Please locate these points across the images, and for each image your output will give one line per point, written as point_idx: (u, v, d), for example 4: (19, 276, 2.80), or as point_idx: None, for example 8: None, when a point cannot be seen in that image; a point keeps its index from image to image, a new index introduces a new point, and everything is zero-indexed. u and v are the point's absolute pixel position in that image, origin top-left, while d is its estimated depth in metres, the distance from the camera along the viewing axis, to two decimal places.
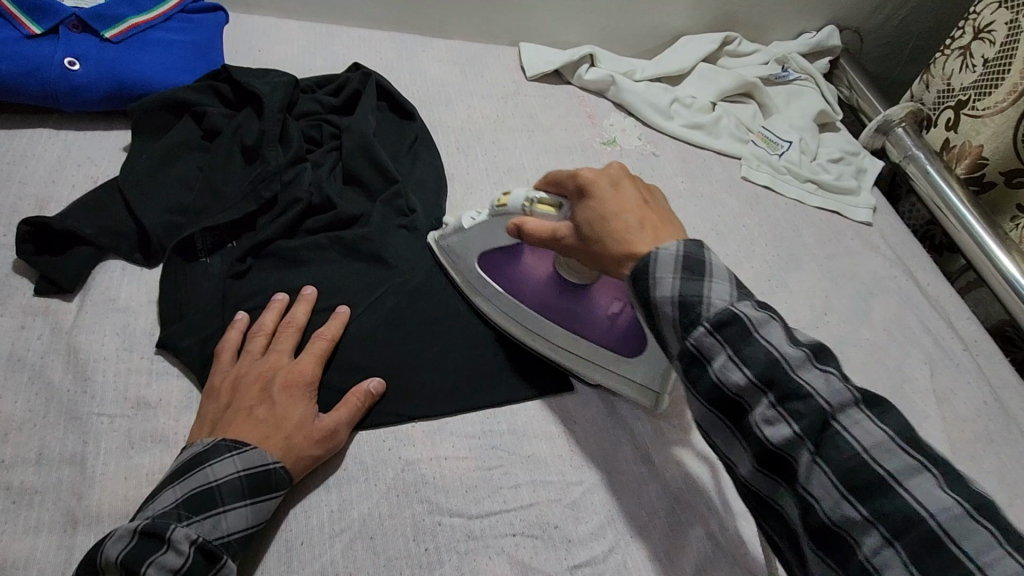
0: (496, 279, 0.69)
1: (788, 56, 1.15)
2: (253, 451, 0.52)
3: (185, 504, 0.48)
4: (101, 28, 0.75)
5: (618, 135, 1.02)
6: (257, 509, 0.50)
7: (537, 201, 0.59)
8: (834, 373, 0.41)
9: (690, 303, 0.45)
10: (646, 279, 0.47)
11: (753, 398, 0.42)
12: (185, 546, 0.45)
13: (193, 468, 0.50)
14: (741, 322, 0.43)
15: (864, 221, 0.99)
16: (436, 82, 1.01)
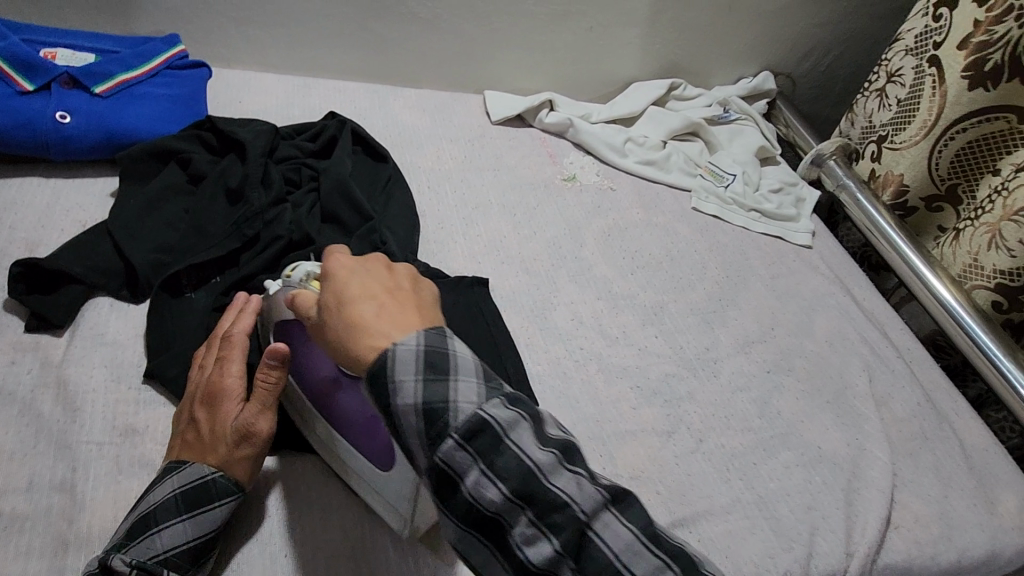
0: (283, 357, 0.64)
1: (728, 99, 1.27)
2: (186, 471, 0.55)
3: (129, 531, 0.52)
4: (91, 84, 0.80)
5: (577, 172, 1.11)
6: (198, 521, 0.53)
7: (311, 278, 0.60)
8: (582, 474, 0.44)
9: (436, 411, 0.43)
10: (386, 382, 0.44)
11: (511, 514, 0.42)
12: (123, 569, 0.48)
13: (140, 499, 0.54)
14: (490, 430, 0.42)
15: (805, 244, 1.08)
16: (407, 128, 1.09)
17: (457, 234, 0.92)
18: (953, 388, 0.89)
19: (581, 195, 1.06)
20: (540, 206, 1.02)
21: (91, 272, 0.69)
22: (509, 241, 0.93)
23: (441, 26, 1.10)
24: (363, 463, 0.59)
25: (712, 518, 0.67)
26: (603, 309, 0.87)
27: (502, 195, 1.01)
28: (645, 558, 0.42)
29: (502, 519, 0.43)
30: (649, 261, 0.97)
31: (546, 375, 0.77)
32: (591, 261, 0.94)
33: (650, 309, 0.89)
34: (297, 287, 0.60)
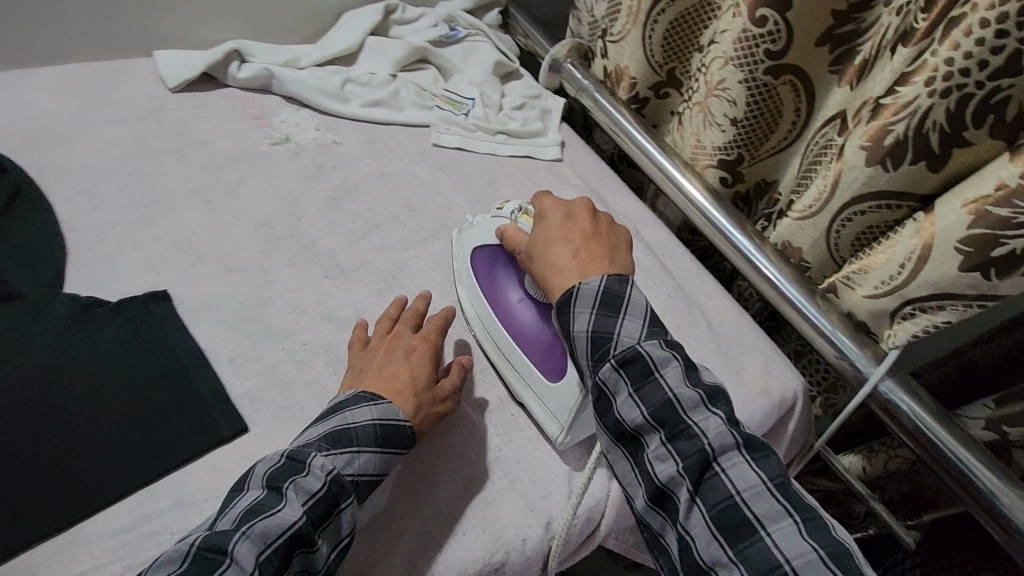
0: (478, 280, 0.74)
1: (454, 15, 1.15)
2: (387, 406, 0.59)
3: (329, 438, 0.55)
4: None
5: (291, 131, 0.95)
6: (382, 460, 0.56)
7: (523, 212, 0.73)
8: (719, 415, 0.52)
9: (601, 339, 0.58)
10: (568, 311, 0.60)
11: (648, 434, 0.53)
12: (322, 473, 0.51)
13: (334, 413, 0.57)
14: (643, 361, 0.55)
15: (554, 157, 1.04)
16: (46, 119, 0.84)
17: (128, 243, 0.73)
18: (700, 270, 0.92)
19: (298, 158, 0.91)
20: (244, 183, 0.84)
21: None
22: (202, 235, 0.76)
23: None
24: (532, 373, 0.67)
25: (467, 492, 0.62)
26: (331, 289, 0.75)
27: (190, 180, 0.83)
28: (767, 501, 0.48)
29: (640, 437, 0.54)
30: (385, 218, 0.86)
31: (260, 390, 0.64)
32: (313, 236, 0.80)
33: (388, 273, 0.79)
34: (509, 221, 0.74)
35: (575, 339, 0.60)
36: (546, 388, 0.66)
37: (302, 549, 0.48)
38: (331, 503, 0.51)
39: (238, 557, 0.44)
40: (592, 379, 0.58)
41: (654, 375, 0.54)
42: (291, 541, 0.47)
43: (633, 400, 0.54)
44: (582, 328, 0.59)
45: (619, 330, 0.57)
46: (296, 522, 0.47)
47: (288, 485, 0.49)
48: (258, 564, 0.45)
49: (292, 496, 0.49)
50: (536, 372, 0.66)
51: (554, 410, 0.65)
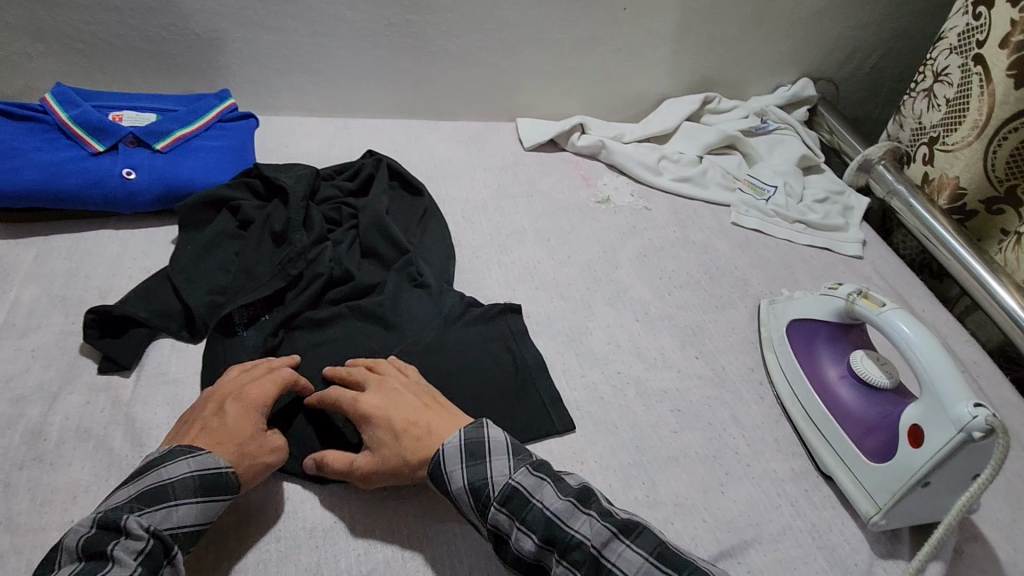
0: (795, 346, 0.79)
1: (766, 109, 1.25)
2: (206, 455, 0.57)
3: (140, 497, 0.53)
4: (153, 141, 0.89)
5: (611, 193, 1.11)
6: (206, 508, 0.55)
7: (862, 295, 0.72)
8: (593, 515, 0.55)
9: (478, 488, 0.57)
10: (440, 475, 0.58)
11: (548, 557, 0.54)
12: (142, 532, 0.50)
13: (151, 468, 0.55)
14: (518, 492, 0.56)
15: (855, 254, 1.04)
16: (442, 161, 1.13)
17: (493, 261, 0.94)
18: None
19: (615, 217, 1.06)
20: (574, 230, 1.02)
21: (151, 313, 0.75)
22: (543, 267, 0.94)
23: (471, 60, 1.14)
24: (850, 449, 0.68)
25: (763, 547, 0.64)
26: (640, 332, 0.85)
27: (536, 221, 1.02)
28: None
29: (542, 562, 0.54)
30: (687, 280, 0.95)
31: (584, 402, 0.76)
32: (626, 283, 0.93)
33: (690, 329, 0.87)
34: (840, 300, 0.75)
35: (455, 497, 0.58)
36: (864, 466, 0.67)
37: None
38: (161, 556, 0.51)
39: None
40: (482, 526, 0.57)
41: (537, 500, 0.55)
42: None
43: (524, 531, 0.54)
44: (459, 481, 0.57)
45: (490, 471, 0.57)
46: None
47: (112, 548, 0.48)
48: None
49: (121, 556, 0.48)
50: (855, 450, 0.68)
51: (871, 488, 0.66)
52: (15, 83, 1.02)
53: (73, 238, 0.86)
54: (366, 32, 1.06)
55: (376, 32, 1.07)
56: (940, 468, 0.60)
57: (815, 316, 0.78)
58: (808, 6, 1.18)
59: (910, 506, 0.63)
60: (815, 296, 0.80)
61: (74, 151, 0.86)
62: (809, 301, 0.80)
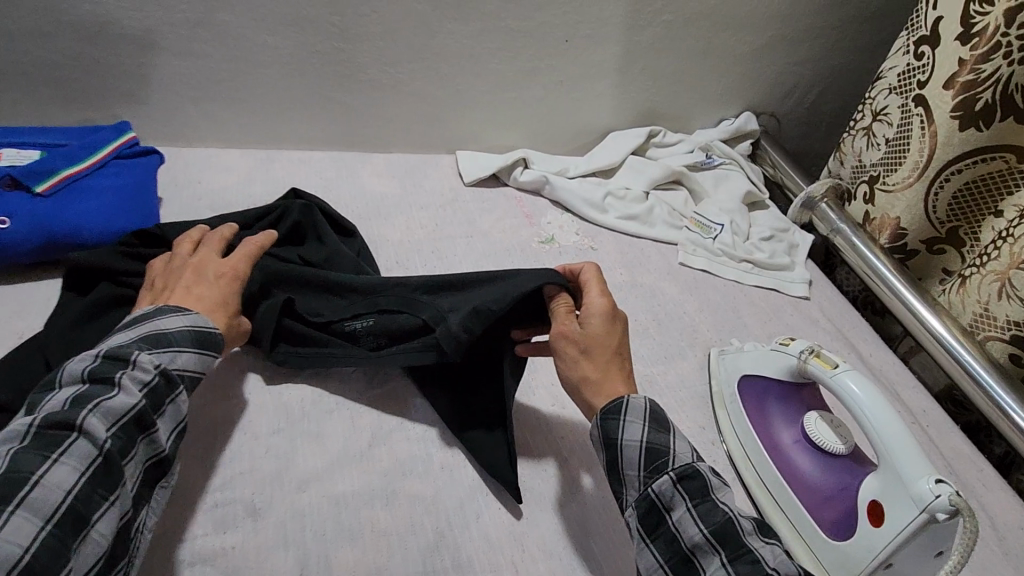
0: (748, 407, 0.75)
1: (711, 143, 1.23)
2: (197, 317, 0.61)
3: (143, 340, 0.57)
4: (33, 183, 0.77)
5: (556, 232, 1.05)
6: (201, 360, 0.60)
7: (815, 353, 0.68)
8: (777, 545, 0.50)
9: (657, 454, 0.54)
10: (617, 419, 0.56)
11: (706, 556, 0.49)
12: (150, 368, 0.55)
13: (144, 319, 0.59)
14: (702, 479, 0.52)
15: (801, 295, 1.02)
16: (376, 198, 1.05)
17: None
18: (976, 454, 0.81)
19: (560, 258, 1.00)
20: None
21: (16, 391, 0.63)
22: None
23: (406, 90, 1.06)
24: (809, 524, 0.65)
25: None
26: None
27: (476, 264, 0.96)
28: None
29: (697, 560, 0.49)
30: (635, 328, 0.90)
31: (528, 476, 0.69)
32: None
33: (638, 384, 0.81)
34: (798, 361, 0.70)
35: (624, 449, 0.55)
36: (824, 544, 0.63)
37: (145, 432, 0.53)
38: (163, 391, 0.56)
39: (88, 430, 0.49)
40: (640, 490, 0.54)
41: (714, 490, 0.52)
42: (132, 423, 0.52)
43: (689, 515, 0.51)
44: (635, 438, 0.55)
45: (673, 444, 0.55)
46: (132, 407, 0.52)
47: (120, 376, 0.53)
48: (108, 439, 0.50)
49: (127, 384, 0.53)
50: (815, 526, 0.64)
51: (834, 569, 0.62)
52: None
53: None
54: (289, 58, 0.98)
55: (301, 58, 0.98)
56: (903, 550, 0.57)
57: (767, 374, 0.75)
58: (751, 41, 1.18)
59: None
60: (765, 351, 0.76)
61: None
62: (760, 356, 0.76)
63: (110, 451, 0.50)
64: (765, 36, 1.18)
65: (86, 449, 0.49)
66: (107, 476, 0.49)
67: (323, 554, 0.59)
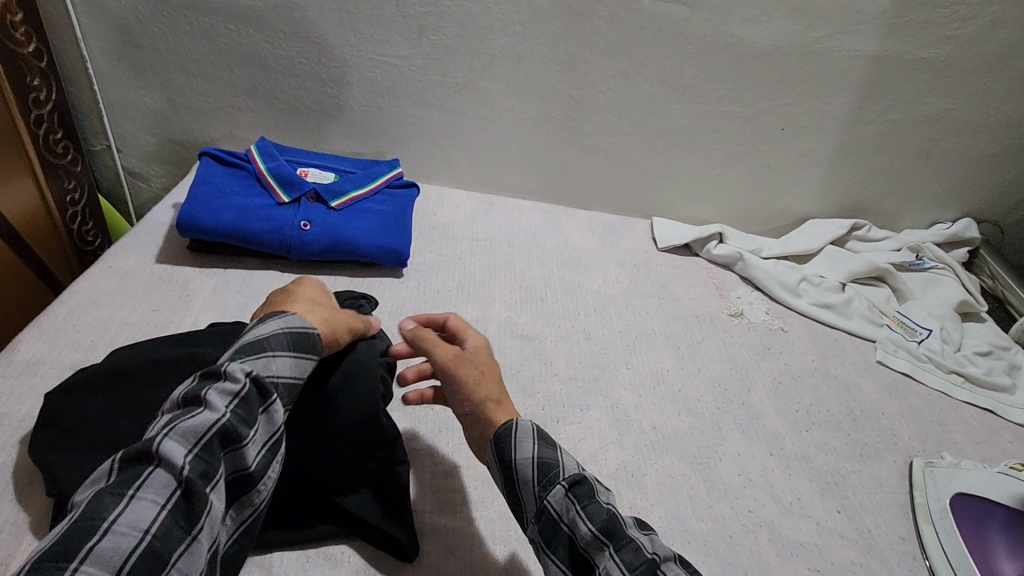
0: (963, 524, 0.73)
1: (921, 245, 1.18)
2: (292, 317, 0.58)
3: (239, 351, 0.53)
4: (330, 199, 0.98)
5: (745, 308, 1.07)
6: (299, 364, 0.57)
7: None
8: (659, 540, 0.51)
9: (547, 466, 0.53)
10: (507, 442, 0.55)
11: (598, 555, 0.49)
12: (241, 375, 0.51)
13: (253, 345, 0.54)
14: (586, 484, 0.52)
15: (1022, 422, 0.93)
16: (577, 248, 1.15)
17: (622, 362, 0.92)
18: None
19: (749, 333, 1.02)
20: (706, 341, 0.99)
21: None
22: (673, 375, 0.91)
23: (619, 158, 1.17)
24: None
25: None
26: (775, 468, 0.79)
27: (666, 324, 1.01)
28: None
29: (591, 561, 0.49)
30: (828, 418, 0.88)
31: (715, 538, 0.70)
32: (761, 409, 0.88)
33: (830, 475, 0.80)
34: None
35: (516, 467, 0.54)
36: None
37: (231, 449, 0.49)
38: (256, 403, 0.51)
39: (168, 458, 0.45)
40: (535, 505, 0.52)
41: (601, 494, 0.52)
42: (215, 443, 0.47)
43: (582, 517, 0.50)
44: (527, 453, 0.54)
45: (558, 456, 0.54)
46: (217, 424, 0.48)
47: (209, 392, 0.49)
48: (188, 464, 0.45)
49: (215, 398, 0.49)
50: None
51: None
52: (225, 130, 1.18)
53: (246, 274, 0.94)
54: (529, 121, 1.13)
55: (537, 122, 1.13)
56: None
57: (996, 498, 0.74)
58: (982, 148, 1.13)
59: None
60: (988, 474, 0.77)
61: (265, 199, 0.96)
62: (987, 478, 0.77)
63: (188, 481, 0.45)
64: (999, 144, 1.13)
65: (164, 479, 0.45)
66: (187, 514, 0.45)
67: (525, 556, 0.65)
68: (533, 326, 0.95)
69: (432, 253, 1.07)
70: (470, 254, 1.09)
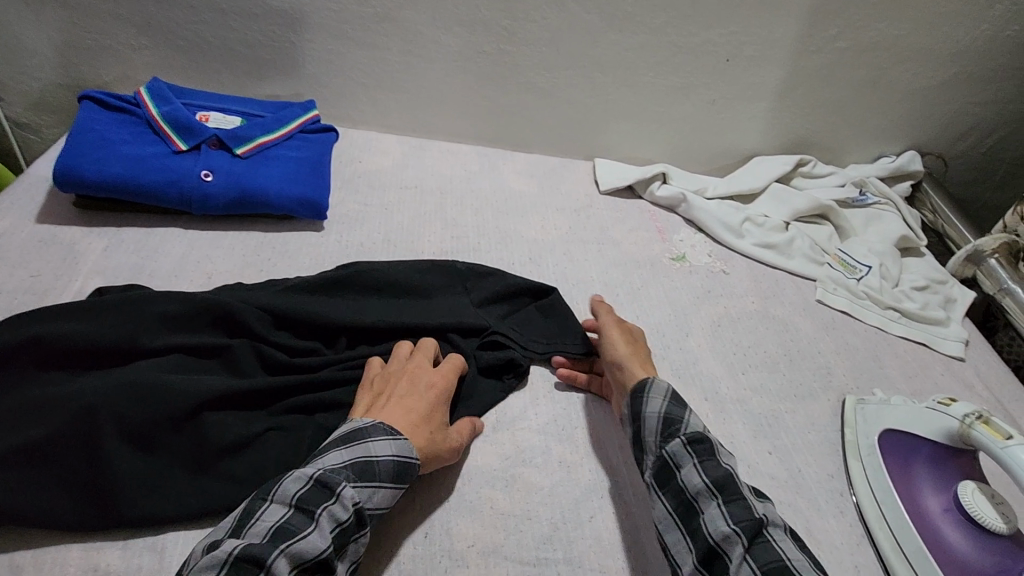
0: (891, 461, 0.71)
1: (865, 180, 1.15)
2: (405, 441, 0.59)
3: (354, 468, 0.55)
4: (234, 145, 0.88)
5: (687, 251, 1.04)
6: (395, 496, 0.57)
7: (980, 420, 0.64)
8: (768, 504, 0.59)
9: (672, 421, 0.63)
10: (642, 396, 0.65)
11: (705, 501, 0.56)
12: (349, 504, 0.52)
13: (356, 438, 0.57)
14: (709, 443, 0.61)
15: (954, 354, 0.94)
16: (514, 194, 1.09)
17: None
18: None
19: (690, 277, 0.99)
20: (646, 286, 0.96)
21: (171, 321, 0.66)
22: None
23: (558, 95, 1.10)
24: None
25: None
26: (709, 413, 0.78)
27: (605, 271, 0.97)
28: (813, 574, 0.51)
29: (696, 504, 0.57)
30: (765, 360, 0.87)
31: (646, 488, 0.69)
32: (698, 353, 0.86)
33: (764, 417, 0.79)
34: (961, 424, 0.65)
35: (644, 420, 0.64)
36: None
37: (319, 575, 0.50)
38: (352, 532, 0.52)
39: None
40: (656, 452, 0.62)
41: (720, 457, 0.61)
42: (310, 568, 0.49)
43: (695, 469, 0.58)
44: (655, 409, 0.64)
45: (684, 414, 0.63)
46: (321, 553, 0.49)
47: (320, 511, 0.51)
48: None
49: (323, 523, 0.50)
50: None
51: None
52: (115, 72, 1.05)
53: (144, 232, 0.85)
54: (458, 57, 1.04)
55: (467, 57, 1.04)
56: None
57: (923, 434, 0.70)
58: (929, 77, 1.09)
59: None
60: (919, 409, 0.73)
61: (160, 148, 0.86)
62: (910, 413, 0.73)
63: None
64: (946, 73, 1.09)
65: None
66: None
67: (447, 519, 0.62)
68: None
69: (356, 203, 1.00)
70: (398, 203, 1.02)
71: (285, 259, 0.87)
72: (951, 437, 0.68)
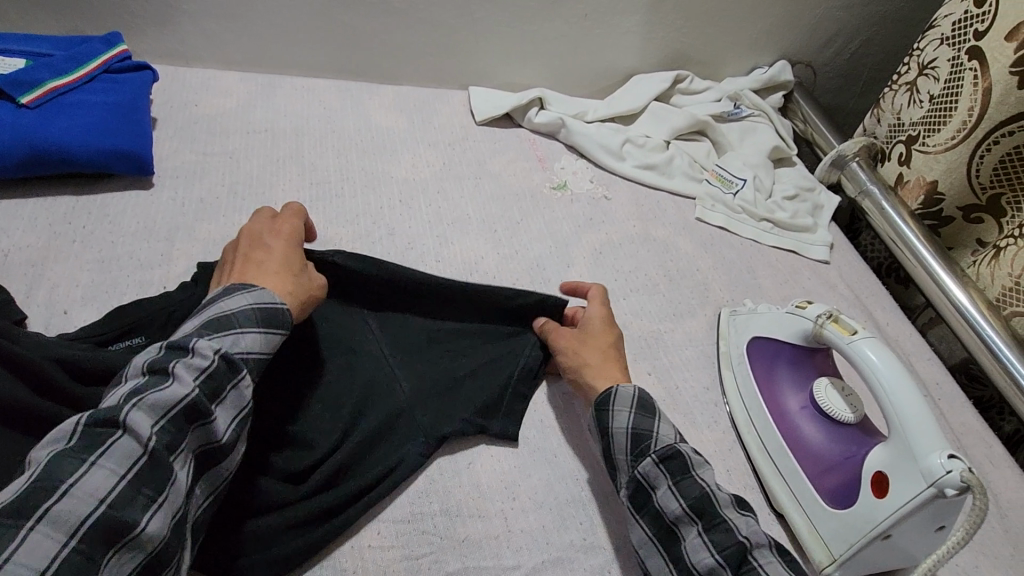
0: (754, 363, 0.74)
1: (740, 93, 1.15)
2: (262, 291, 0.54)
3: (206, 324, 0.50)
4: (16, 94, 0.74)
5: (569, 178, 1.00)
6: (268, 339, 0.52)
7: (832, 318, 0.66)
8: (751, 518, 0.54)
9: (641, 437, 0.58)
10: (607, 410, 0.60)
11: (687, 527, 0.53)
12: (209, 352, 0.47)
13: (209, 303, 0.52)
14: (682, 457, 0.56)
15: (820, 258, 0.98)
16: (382, 130, 0.99)
17: (433, 257, 0.82)
18: (986, 432, 0.79)
19: (572, 206, 0.96)
20: (526, 220, 0.91)
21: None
22: (488, 261, 0.84)
23: (419, 15, 0.99)
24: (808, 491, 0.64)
25: None
26: None
27: (483, 207, 0.91)
28: None
29: (677, 530, 0.53)
30: (646, 283, 0.86)
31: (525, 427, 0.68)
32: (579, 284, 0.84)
33: (644, 340, 0.79)
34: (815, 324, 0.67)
35: (613, 437, 0.59)
36: (820, 508, 0.62)
37: (199, 423, 0.46)
38: (225, 376, 0.48)
39: (132, 427, 0.42)
40: (627, 472, 0.57)
41: (697, 472, 0.56)
42: (183, 416, 0.45)
43: (672, 493, 0.54)
44: (622, 424, 0.59)
45: (656, 427, 0.59)
46: (183, 399, 0.44)
47: (175, 365, 0.46)
48: (156, 433, 0.43)
49: (182, 373, 0.46)
50: (815, 490, 0.63)
51: (827, 536, 0.61)
52: None
53: None
54: None
55: None
56: (901, 522, 0.55)
57: (784, 337, 0.72)
58: None
59: (870, 556, 0.58)
60: (779, 313, 0.73)
61: None
62: (773, 317, 0.74)
63: (156, 448, 0.43)
64: None
65: (130, 447, 0.42)
66: (154, 479, 0.42)
67: None
68: (325, 228, 0.82)
69: (194, 153, 0.87)
70: (246, 150, 0.90)
71: (106, 224, 0.75)
72: (805, 335, 0.69)
